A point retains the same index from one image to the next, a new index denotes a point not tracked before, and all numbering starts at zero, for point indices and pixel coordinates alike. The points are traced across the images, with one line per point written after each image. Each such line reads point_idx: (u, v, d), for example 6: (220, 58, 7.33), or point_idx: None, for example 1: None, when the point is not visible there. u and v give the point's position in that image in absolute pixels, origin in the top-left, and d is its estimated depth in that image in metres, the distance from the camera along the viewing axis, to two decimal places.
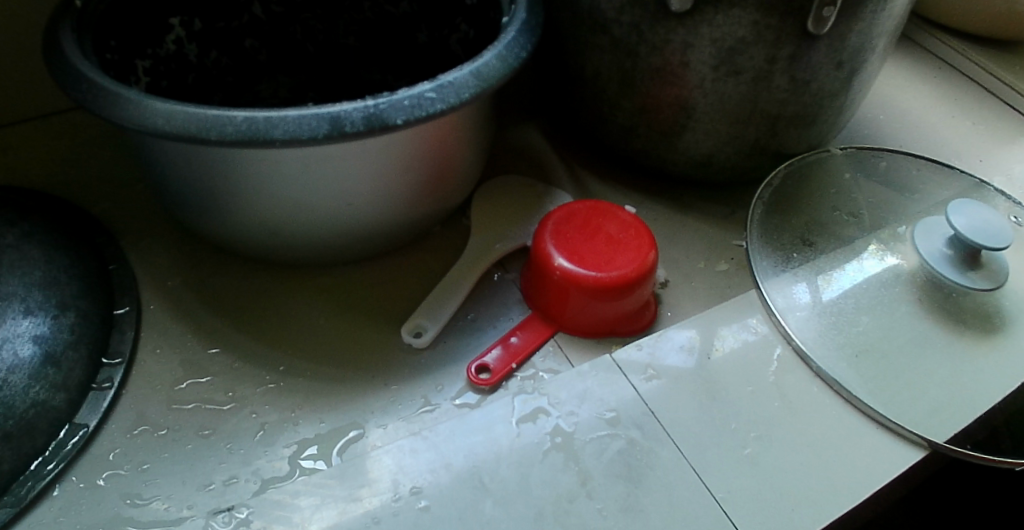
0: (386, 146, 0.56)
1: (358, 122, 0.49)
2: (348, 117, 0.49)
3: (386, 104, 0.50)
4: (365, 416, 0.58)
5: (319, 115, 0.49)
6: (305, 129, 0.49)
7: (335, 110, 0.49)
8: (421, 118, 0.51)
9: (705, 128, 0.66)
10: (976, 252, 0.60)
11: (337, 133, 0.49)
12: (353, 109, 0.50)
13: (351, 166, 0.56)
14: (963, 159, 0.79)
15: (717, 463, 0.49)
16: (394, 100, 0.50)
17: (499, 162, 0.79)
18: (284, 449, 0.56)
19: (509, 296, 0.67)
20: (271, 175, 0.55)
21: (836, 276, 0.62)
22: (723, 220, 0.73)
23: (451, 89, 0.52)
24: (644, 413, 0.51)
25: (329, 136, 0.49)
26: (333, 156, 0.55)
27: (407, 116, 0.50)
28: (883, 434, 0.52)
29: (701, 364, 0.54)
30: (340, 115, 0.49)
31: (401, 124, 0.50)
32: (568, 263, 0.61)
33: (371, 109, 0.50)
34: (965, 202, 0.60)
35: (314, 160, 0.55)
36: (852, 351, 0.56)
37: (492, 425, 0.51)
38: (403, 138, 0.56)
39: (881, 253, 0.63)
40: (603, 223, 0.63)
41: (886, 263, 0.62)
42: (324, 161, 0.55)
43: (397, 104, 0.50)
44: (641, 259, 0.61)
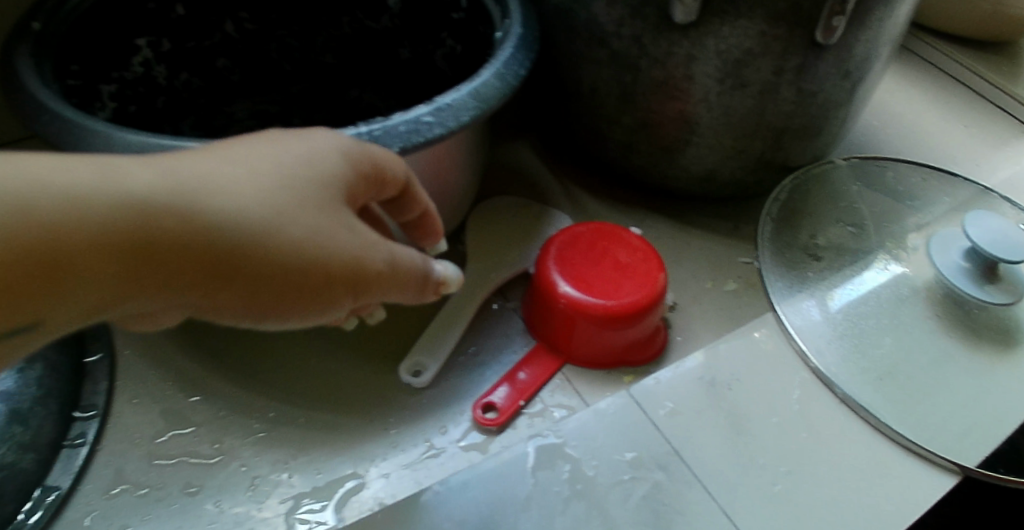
0: None
1: None
2: None
3: (381, 130, 0.47)
4: (365, 464, 0.54)
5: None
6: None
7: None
8: (419, 144, 0.47)
9: (709, 143, 0.63)
10: (995, 265, 0.56)
11: None
12: (347, 136, 0.46)
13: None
14: (961, 164, 0.77)
15: (749, 503, 0.46)
16: (389, 127, 0.47)
17: (491, 182, 0.75)
18: (278, 506, 0.52)
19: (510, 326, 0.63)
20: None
21: (845, 297, 0.58)
22: (726, 238, 0.70)
23: (449, 112, 0.48)
24: (668, 453, 0.48)
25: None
26: None
27: (404, 142, 0.47)
28: (920, 462, 0.48)
29: (722, 395, 0.51)
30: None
31: (397, 152, 0.47)
32: (574, 291, 0.57)
33: (364, 136, 0.46)
34: (986, 213, 0.56)
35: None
36: (875, 375, 0.52)
37: (503, 471, 0.47)
38: (399, 167, 0.53)
39: (885, 261, 0.61)
40: (609, 248, 0.60)
41: (890, 271, 0.59)
42: None
43: (393, 131, 0.47)
44: (650, 284, 0.58)
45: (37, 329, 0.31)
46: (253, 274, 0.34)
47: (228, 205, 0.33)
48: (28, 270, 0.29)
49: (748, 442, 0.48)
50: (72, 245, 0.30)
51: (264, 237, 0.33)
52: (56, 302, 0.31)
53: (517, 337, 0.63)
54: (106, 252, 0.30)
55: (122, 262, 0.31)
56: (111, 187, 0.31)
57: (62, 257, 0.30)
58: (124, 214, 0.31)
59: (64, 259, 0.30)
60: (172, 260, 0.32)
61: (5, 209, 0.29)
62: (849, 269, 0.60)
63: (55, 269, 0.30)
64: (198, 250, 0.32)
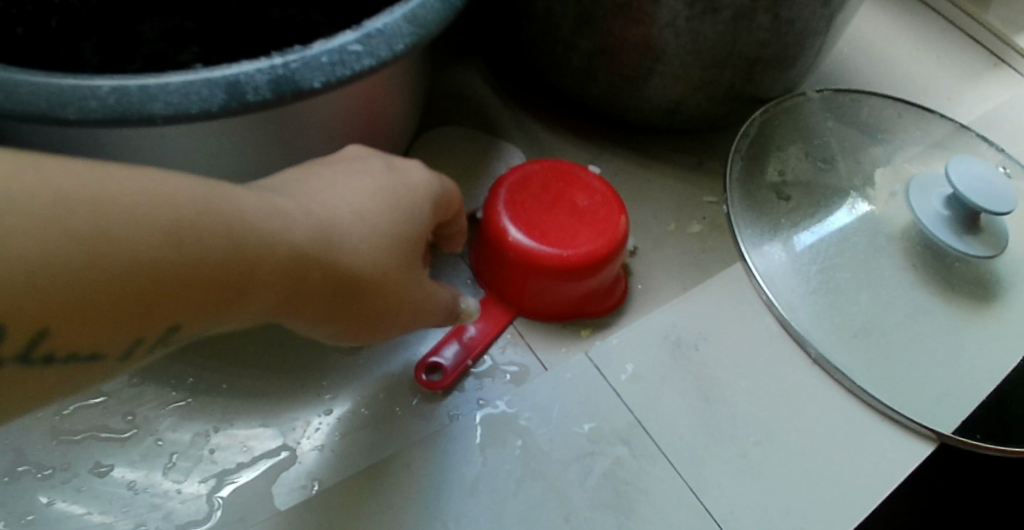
0: (303, 112, 0.45)
1: (264, 88, 0.38)
2: (250, 81, 0.38)
3: (298, 62, 0.39)
4: (295, 434, 0.49)
5: (213, 80, 0.37)
6: (194, 100, 0.37)
7: (234, 73, 0.38)
8: (344, 79, 0.39)
9: (675, 73, 0.57)
10: (977, 215, 0.52)
11: (238, 103, 0.37)
12: (258, 70, 0.38)
13: (260, 138, 0.45)
14: (932, 98, 0.73)
15: (716, 478, 0.43)
16: (307, 57, 0.39)
17: (434, 110, 0.67)
18: (200, 485, 0.46)
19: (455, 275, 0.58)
20: (160, 156, 0.43)
21: (812, 242, 0.54)
22: (692, 174, 0.64)
23: (380, 39, 0.40)
24: (630, 424, 0.44)
25: (229, 109, 0.38)
26: (235, 127, 0.43)
27: (326, 77, 0.39)
28: (893, 428, 0.46)
29: (690, 357, 0.47)
30: (240, 79, 0.38)
31: (319, 88, 0.39)
32: (527, 240, 0.52)
33: (278, 69, 0.38)
34: (964, 158, 0.52)
35: (222, 134, 0.43)
36: (851, 332, 0.49)
37: (447, 447, 0.43)
38: (323, 102, 0.45)
39: (852, 200, 0.56)
40: (566, 190, 0.55)
41: (858, 212, 0.55)
42: (225, 133, 0.43)
43: (312, 62, 0.39)
44: (610, 231, 0.52)
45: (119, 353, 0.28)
46: (332, 297, 0.34)
47: (316, 232, 0.33)
48: (144, 289, 0.27)
49: (715, 410, 0.45)
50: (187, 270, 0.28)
51: (347, 262, 0.34)
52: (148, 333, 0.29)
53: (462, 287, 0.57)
54: (210, 278, 0.29)
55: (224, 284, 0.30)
56: (226, 215, 0.29)
57: (176, 281, 0.28)
58: (237, 242, 0.29)
59: (178, 284, 0.28)
60: (269, 284, 0.31)
61: (139, 234, 0.27)
62: (816, 212, 0.56)
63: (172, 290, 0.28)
64: (290, 273, 0.32)
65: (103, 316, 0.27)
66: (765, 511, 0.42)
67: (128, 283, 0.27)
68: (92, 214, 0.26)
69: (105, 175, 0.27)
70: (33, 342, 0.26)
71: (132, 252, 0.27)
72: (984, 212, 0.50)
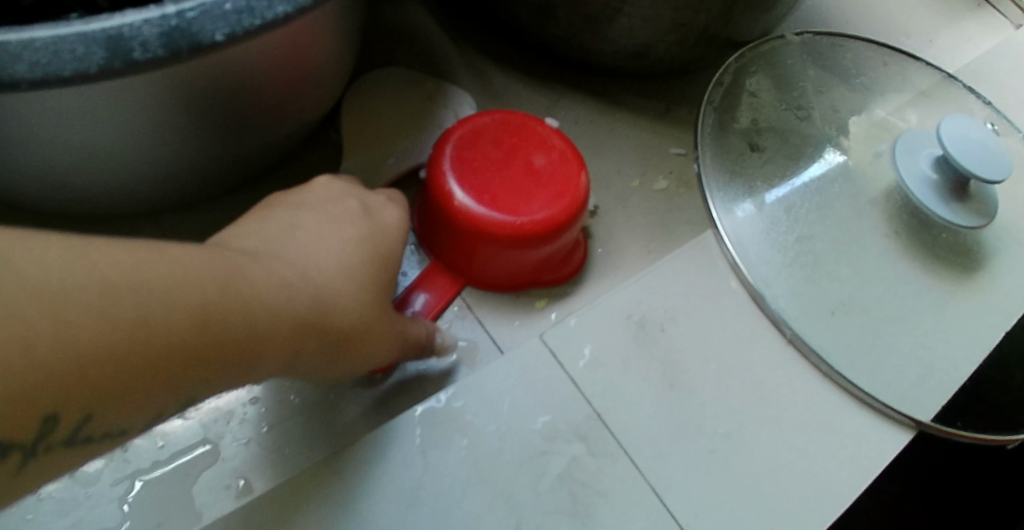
0: (214, 68, 0.36)
1: (153, 43, 0.29)
2: (136, 34, 0.29)
3: (196, 8, 0.30)
4: (216, 426, 0.43)
5: (89, 34, 0.28)
6: (65, 60, 0.28)
7: (117, 24, 0.28)
8: (254, 31, 0.30)
9: (645, 15, 0.49)
10: (966, 182, 0.48)
11: (120, 64, 0.28)
12: (146, 21, 0.29)
13: (163, 96, 0.36)
14: (911, 38, 0.68)
15: (682, 477, 0.39)
16: (208, 2, 0.30)
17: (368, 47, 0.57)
18: (111, 489, 0.41)
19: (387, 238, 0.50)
20: (41, 120, 0.34)
21: (784, 195, 0.49)
22: (658, 123, 0.56)
23: None
24: (588, 417, 0.40)
25: (112, 71, 0.29)
26: (133, 90, 0.34)
27: (232, 29, 0.30)
28: (871, 414, 0.43)
29: (655, 340, 0.42)
30: (125, 32, 0.28)
31: (223, 43, 0.30)
32: (473, 205, 0.44)
33: (171, 18, 0.29)
34: (957, 119, 0.47)
35: (132, 105, 0.35)
36: (829, 309, 0.46)
37: (386, 448, 0.38)
38: (239, 58, 0.36)
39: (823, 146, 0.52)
40: (520, 146, 0.46)
41: (832, 161, 0.51)
42: (122, 97, 0.34)
43: (214, 8, 0.30)
44: (570, 194, 0.45)
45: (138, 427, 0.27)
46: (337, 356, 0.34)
47: (324, 290, 0.32)
48: (186, 369, 0.26)
49: (683, 399, 0.41)
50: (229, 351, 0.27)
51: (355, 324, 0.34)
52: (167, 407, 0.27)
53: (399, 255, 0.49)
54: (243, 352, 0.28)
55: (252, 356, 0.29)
56: (255, 289, 0.28)
57: (215, 359, 0.27)
58: (267, 312, 0.29)
59: (215, 362, 0.27)
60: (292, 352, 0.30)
61: (178, 315, 0.25)
62: (793, 169, 0.50)
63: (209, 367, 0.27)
64: (310, 338, 0.31)
65: (142, 395, 0.25)
66: (734, 511, 0.38)
67: (175, 366, 0.25)
68: (132, 293, 0.24)
69: (139, 256, 0.25)
70: (80, 429, 0.24)
71: (181, 334, 0.25)
72: (976, 181, 0.46)
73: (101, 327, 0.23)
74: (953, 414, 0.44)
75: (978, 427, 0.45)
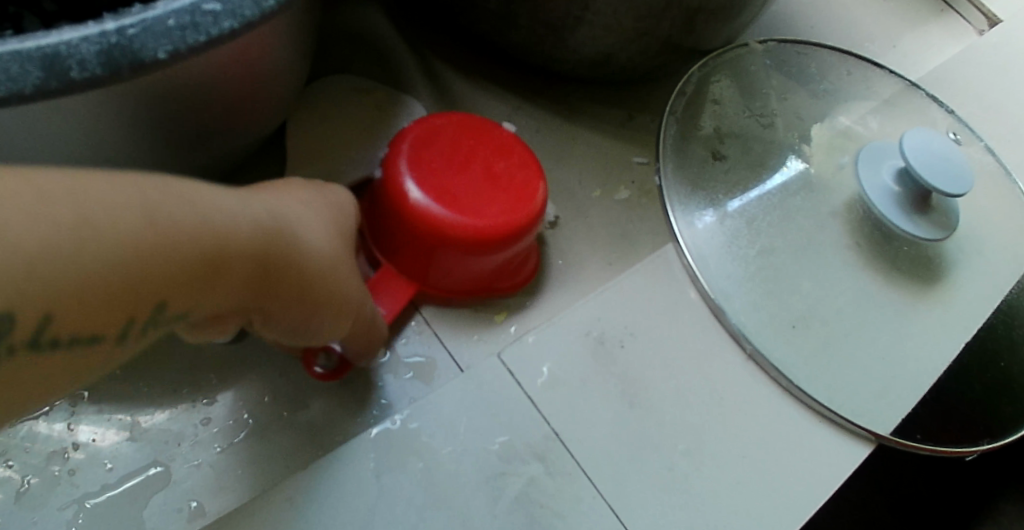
0: (162, 82, 0.34)
1: (92, 62, 0.27)
2: (73, 52, 0.27)
3: (137, 24, 0.28)
4: (168, 449, 0.42)
5: (23, 52, 0.26)
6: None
7: (53, 42, 0.27)
8: (198, 47, 0.29)
9: (606, 23, 0.48)
10: (927, 194, 0.48)
11: (56, 83, 0.27)
12: (85, 38, 0.27)
13: (107, 112, 0.34)
14: (876, 45, 0.68)
15: (641, 495, 0.39)
16: (149, 18, 0.28)
17: (326, 53, 0.56)
18: (59, 513, 0.40)
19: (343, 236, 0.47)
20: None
21: (743, 205, 0.49)
22: (621, 132, 0.56)
23: None
24: (546, 437, 0.39)
25: (48, 91, 0.27)
26: (78, 106, 0.32)
27: (175, 46, 0.29)
28: (830, 429, 0.43)
29: (613, 356, 0.42)
30: (62, 50, 0.27)
31: (165, 60, 0.29)
32: (430, 204, 0.43)
33: (110, 36, 0.28)
34: (918, 132, 0.47)
35: (84, 118, 0.34)
36: (789, 322, 0.46)
37: (339, 472, 0.37)
38: (187, 73, 0.34)
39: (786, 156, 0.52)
40: (478, 149, 0.45)
41: (792, 170, 0.51)
42: (67, 112, 0.32)
43: (156, 24, 0.28)
44: (528, 201, 0.44)
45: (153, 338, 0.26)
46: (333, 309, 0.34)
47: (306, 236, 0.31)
48: (215, 273, 0.25)
49: (643, 416, 0.41)
50: (254, 274, 0.27)
51: (348, 274, 0.34)
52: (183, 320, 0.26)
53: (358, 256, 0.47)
54: (260, 277, 0.28)
55: (266, 276, 0.28)
56: (273, 218, 0.28)
57: (238, 279, 0.27)
58: (265, 235, 0.27)
59: (241, 280, 0.27)
60: (302, 288, 0.31)
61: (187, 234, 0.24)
62: (753, 180, 0.50)
63: (233, 287, 0.27)
64: (318, 278, 0.31)
65: (176, 297, 0.24)
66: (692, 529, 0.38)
67: (208, 276, 0.25)
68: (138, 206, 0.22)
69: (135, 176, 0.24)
70: (113, 331, 0.23)
71: (219, 244, 0.25)
72: (938, 192, 0.46)
73: (142, 217, 0.22)
74: (913, 427, 0.44)
75: (937, 439, 0.45)
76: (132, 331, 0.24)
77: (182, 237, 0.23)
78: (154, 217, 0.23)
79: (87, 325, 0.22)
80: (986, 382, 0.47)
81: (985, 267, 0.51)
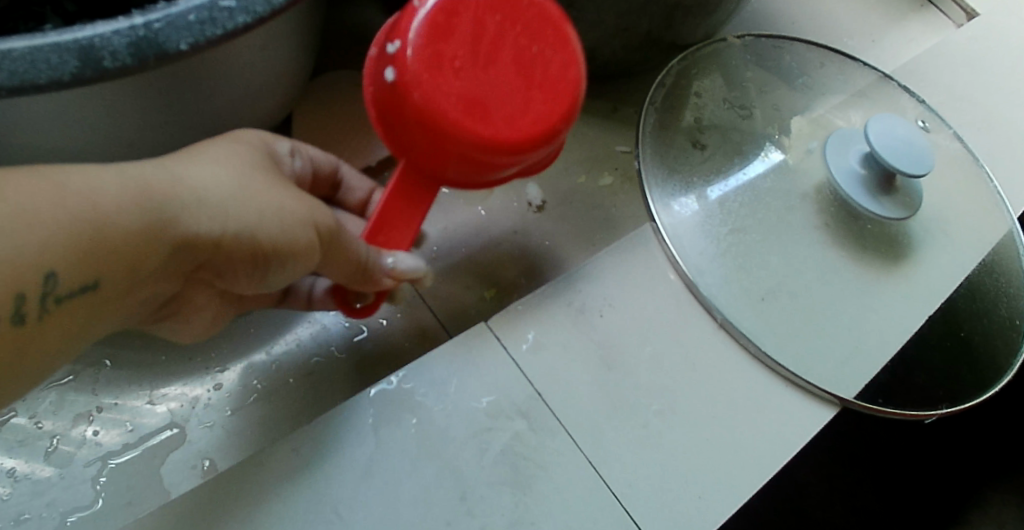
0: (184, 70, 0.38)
1: (122, 53, 0.31)
2: (106, 45, 0.31)
3: (162, 20, 0.32)
4: (184, 411, 0.45)
5: (62, 44, 0.30)
6: (41, 68, 0.30)
7: (88, 35, 0.31)
8: (215, 40, 0.33)
9: (590, 19, 0.52)
10: (891, 177, 0.51)
11: (92, 71, 0.31)
12: (116, 32, 0.31)
13: (136, 96, 0.38)
14: (855, 40, 0.71)
15: (617, 449, 0.42)
16: (173, 14, 0.32)
17: (329, 49, 0.60)
18: (85, 469, 0.43)
19: (350, 181, 0.50)
20: (23, 122, 0.36)
21: (722, 192, 0.53)
22: (606, 122, 0.59)
23: None
24: (531, 397, 0.43)
25: (83, 79, 0.31)
26: (110, 91, 0.36)
27: (195, 38, 0.32)
28: (797, 393, 0.46)
29: (594, 326, 0.45)
30: (96, 42, 0.31)
31: (187, 52, 0.32)
32: (433, 92, 0.37)
33: (139, 30, 0.31)
34: (884, 117, 0.51)
35: (117, 100, 0.38)
36: (759, 296, 0.49)
37: (341, 428, 0.40)
38: (201, 60, 0.38)
39: (767, 147, 0.55)
40: (501, 32, 0.38)
41: (772, 160, 0.55)
42: (99, 97, 0.36)
43: (178, 20, 0.32)
44: (547, 105, 0.38)
45: (79, 316, 0.30)
46: (281, 243, 0.36)
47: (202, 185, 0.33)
48: (82, 236, 0.28)
49: (620, 379, 0.44)
50: (139, 218, 0.30)
51: (287, 204, 0.36)
52: (104, 290, 0.30)
53: (371, 196, 0.50)
54: (150, 220, 0.30)
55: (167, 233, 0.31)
56: (140, 172, 0.31)
57: (126, 234, 0.30)
58: (136, 195, 0.30)
59: (127, 230, 0.30)
60: (217, 226, 0.33)
61: (35, 211, 0.27)
62: (729, 166, 0.54)
63: (124, 240, 0.30)
64: (225, 213, 0.33)
65: (50, 264, 0.28)
66: (665, 481, 0.42)
67: (78, 236, 0.28)
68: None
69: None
70: (6, 310, 0.27)
71: (74, 202, 0.28)
72: (901, 174, 0.50)
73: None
74: (875, 392, 0.47)
75: (899, 404, 0.48)
76: (35, 308, 0.28)
77: (28, 205, 0.27)
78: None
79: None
80: (944, 351, 0.50)
81: (948, 246, 0.54)
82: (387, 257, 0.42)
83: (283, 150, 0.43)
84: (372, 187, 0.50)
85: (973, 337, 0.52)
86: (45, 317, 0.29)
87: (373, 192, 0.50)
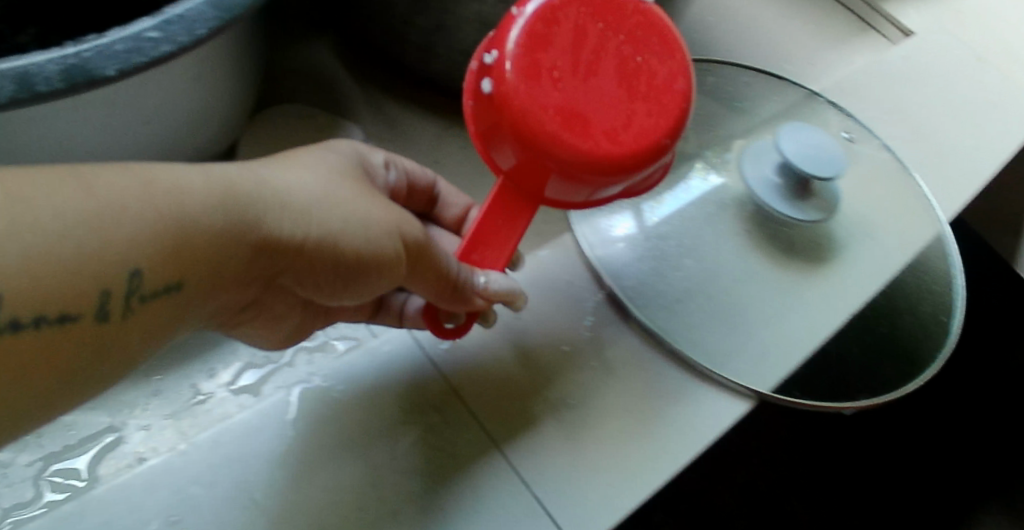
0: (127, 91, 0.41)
1: (53, 79, 0.32)
2: (37, 72, 0.32)
3: (91, 50, 0.33)
4: (122, 413, 0.42)
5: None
6: None
7: (22, 63, 0.32)
8: (141, 68, 0.34)
9: None
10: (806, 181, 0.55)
11: (24, 96, 0.32)
12: (50, 60, 0.32)
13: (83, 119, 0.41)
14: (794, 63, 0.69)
15: (529, 440, 0.43)
16: (100, 45, 0.33)
17: (277, 86, 0.64)
18: (24, 466, 0.39)
19: (446, 196, 0.44)
20: None
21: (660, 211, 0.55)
22: None
23: (181, 24, 0.35)
24: (445, 392, 0.44)
25: (13, 103, 0.32)
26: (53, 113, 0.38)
27: (123, 67, 0.34)
28: (710, 388, 0.47)
29: (511, 329, 0.47)
30: (27, 71, 0.32)
31: (115, 78, 0.34)
32: (551, 108, 0.30)
33: (70, 58, 0.33)
34: (800, 129, 0.54)
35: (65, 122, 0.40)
36: (674, 299, 0.51)
37: (267, 422, 0.42)
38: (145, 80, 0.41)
39: (706, 169, 0.57)
40: (604, 38, 0.31)
41: (711, 181, 0.57)
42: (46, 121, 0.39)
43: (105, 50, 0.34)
44: (661, 113, 0.31)
45: (167, 320, 0.27)
46: (355, 264, 0.29)
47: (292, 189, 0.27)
48: (184, 243, 0.25)
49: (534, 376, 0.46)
50: (228, 220, 0.26)
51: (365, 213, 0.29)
52: (193, 295, 0.27)
53: (469, 213, 0.44)
54: (236, 222, 0.26)
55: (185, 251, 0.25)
56: (225, 170, 0.27)
57: (213, 238, 0.26)
58: (152, 201, 0.24)
59: (213, 231, 0.26)
60: (300, 232, 0.27)
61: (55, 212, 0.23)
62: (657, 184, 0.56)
63: (202, 241, 0.26)
64: (340, 213, 0.29)
65: (151, 267, 0.25)
66: (576, 470, 0.43)
67: (172, 236, 0.25)
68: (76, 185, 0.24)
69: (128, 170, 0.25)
70: (91, 305, 0.24)
71: (168, 198, 0.25)
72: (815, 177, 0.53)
73: (84, 189, 0.24)
74: (793, 386, 0.49)
75: (818, 398, 0.49)
76: (120, 307, 0.25)
77: (121, 198, 0.24)
78: (93, 188, 0.24)
79: (52, 299, 0.23)
80: (864, 346, 0.52)
81: (877, 252, 0.56)
82: (478, 276, 0.34)
83: (376, 162, 0.40)
84: (470, 203, 0.43)
85: (897, 331, 0.53)
86: (128, 316, 0.26)
87: (471, 208, 0.44)
